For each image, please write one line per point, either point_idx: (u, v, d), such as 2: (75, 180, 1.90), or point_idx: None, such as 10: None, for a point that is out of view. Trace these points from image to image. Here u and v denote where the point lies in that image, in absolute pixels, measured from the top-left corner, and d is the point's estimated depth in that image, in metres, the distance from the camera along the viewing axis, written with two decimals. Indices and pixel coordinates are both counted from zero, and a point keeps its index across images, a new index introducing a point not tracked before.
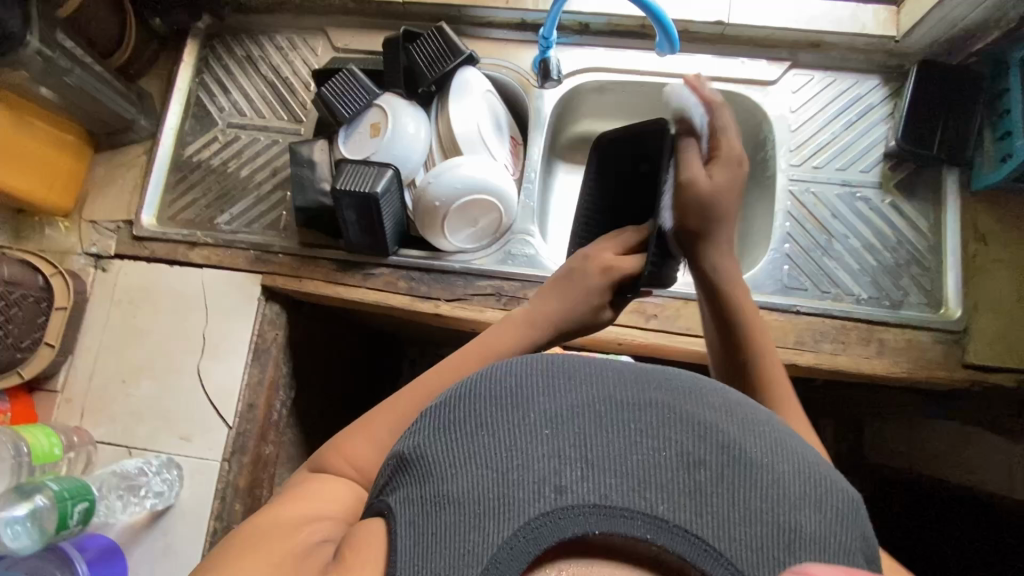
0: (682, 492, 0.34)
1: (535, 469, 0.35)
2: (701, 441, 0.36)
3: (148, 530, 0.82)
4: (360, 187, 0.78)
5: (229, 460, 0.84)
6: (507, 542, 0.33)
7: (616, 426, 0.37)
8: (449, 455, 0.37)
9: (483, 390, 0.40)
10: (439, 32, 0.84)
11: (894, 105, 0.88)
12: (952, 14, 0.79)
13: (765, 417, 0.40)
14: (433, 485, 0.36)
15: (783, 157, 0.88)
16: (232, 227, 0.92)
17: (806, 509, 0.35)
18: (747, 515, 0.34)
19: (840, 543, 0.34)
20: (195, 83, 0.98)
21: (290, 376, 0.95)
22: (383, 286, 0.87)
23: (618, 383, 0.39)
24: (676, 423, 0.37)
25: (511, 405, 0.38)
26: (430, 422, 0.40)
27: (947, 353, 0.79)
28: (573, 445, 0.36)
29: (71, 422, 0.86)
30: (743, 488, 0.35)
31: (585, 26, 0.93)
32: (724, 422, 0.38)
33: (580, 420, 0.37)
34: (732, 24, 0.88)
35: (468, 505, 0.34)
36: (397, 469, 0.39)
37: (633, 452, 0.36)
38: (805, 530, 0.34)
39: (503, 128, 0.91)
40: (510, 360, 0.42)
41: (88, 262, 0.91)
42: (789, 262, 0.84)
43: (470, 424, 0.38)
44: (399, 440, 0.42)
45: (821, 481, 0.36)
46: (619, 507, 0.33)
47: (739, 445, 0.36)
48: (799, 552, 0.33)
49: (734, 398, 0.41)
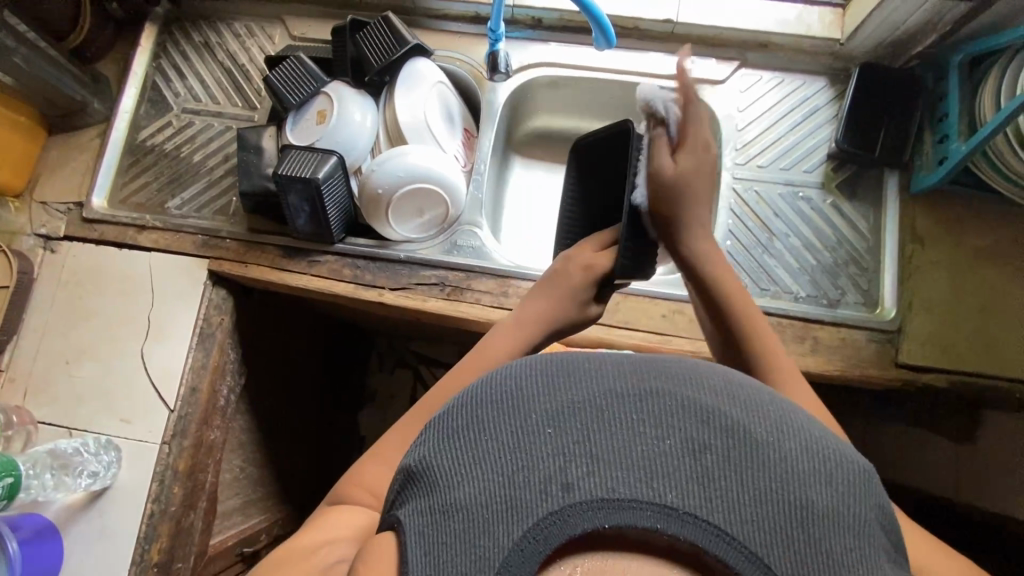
0: (690, 479, 0.31)
1: (537, 469, 0.31)
2: (706, 426, 0.32)
3: (84, 511, 0.82)
4: (302, 173, 0.78)
5: (168, 443, 0.84)
6: (515, 546, 0.29)
7: (618, 417, 0.32)
8: (455, 462, 0.33)
9: (482, 396, 0.35)
10: (385, 22, 0.84)
11: (838, 107, 0.89)
12: (891, 18, 0.80)
13: (771, 394, 0.35)
14: (442, 492, 0.32)
15: (728, 155, 0.89)
16: (182, 211, 0.92)
17: (818, 485, 0.31)
18: (756, 494, 0.30)
19: (856, 516, 0.31)
20: (151, 68, 0.99)
21: (238, 362, 0.95)
22: (328, 273, 0.87)
23: (620, 376, 0.34)
24: (681, 411, 0.33)
25: (506, 406, 0.34)
26: (436, 431, 0.35)
27: (880, 352, 0.79)
28: (574, 440, 0.32)
29: (13, 401, 0.86)
30: (751, 469, 0.31)
31: (538, 21, 0.93)
32: (730, 406, 0.33)
33: (577, 412, 0.33)
34: (680, 23, 0.89)
35: (476, 511, 0.30)
36: (405, 483, 0.35)
37: (638, 444, 0.32)
38: (817, 506, 0.30)
39: (455, 120, 0.92)
40: (512, 363, 0.37)
41: (37, 243, 0.91)
42: (729, 259, 0.85)
43: (470, 430, 0.34)
44: (407, 453, 0.37)
45: (830, 455, 0.32)
46: (625, 499, 0.30)
47: (745, 425, 0.32)
48: (813, 529, 0.30)
49: (738, 379, 0.36)
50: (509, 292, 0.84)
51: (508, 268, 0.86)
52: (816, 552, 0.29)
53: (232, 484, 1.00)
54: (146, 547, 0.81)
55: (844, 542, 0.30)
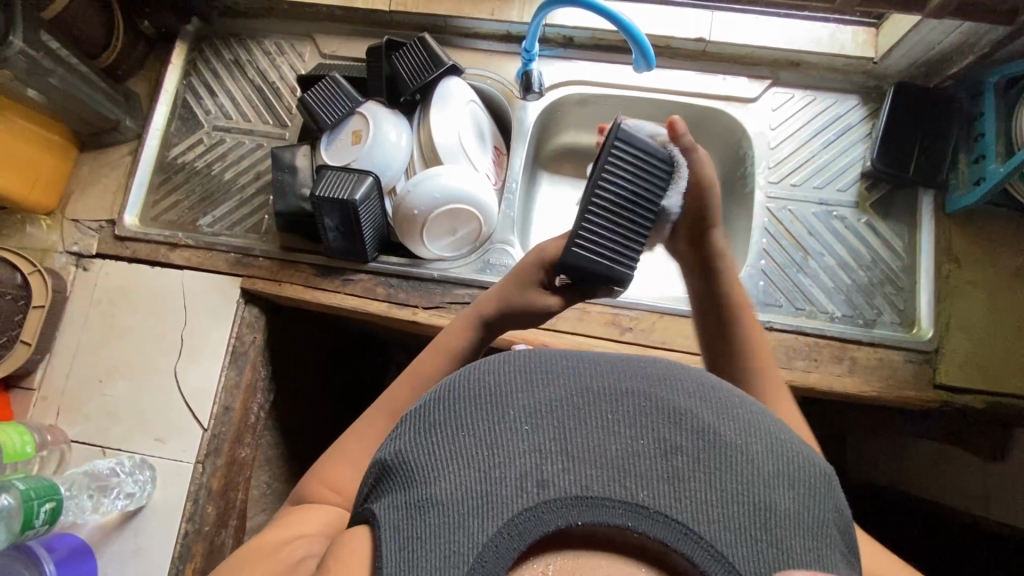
0: (662, 480, 0.36)
1: (517, 465, 0.36)
2: (677, 428, 0.38)
3: (119, 531, 0.81)
4: (340, 194, 0.79)
5: (202, 463, 0.84)
6: (493, 540, 0.34)
7: (594, 420, 0.39)
8: (432, 458, 0.38)
9: (462, 389, 0.41)
10: (422, 43, 0.85)
11: (872, 125, 0.89)
12: (928, 38, 0.80)
13: (739, 399, 0.42)
14: (418, 489, 0.37)
15: (762, 174, 0.89)
16: (214, 229, 0.92)
17: (780, 488, 0.37)
18: (724, 496, 0.36)
19: (811, 516, 0.37)
20: (182, 86, 0.99)
21: (268, 379, 0.95)
22: (362, 292, 0.87)
23: (595, 374, 0.41)
24: (650, 414, 0.39)
25: (491, 404, 0.39)
26: (411, 426, 0.41)
27: (918, 372, 0.79)
28: (552, 439, 0.37)
29: (45, 420, 0.86)
30: (718, 471, 0.37)
31: (569, 40, 0.94)
32: (695, 408, 0.40)
33: (558, 414, 0.39)
34: (713, 41, 0.89)
35: (454, 505, 0.35)
36: (380, 477, 0.40)
37: (611, 443, 0.38)
38: (779, 508, 0.36)
39: (486, 137, 0.92)
40: (487, 358, 0.44)
41: (70, 261, 0.91)
42: (765, 278, 0.85)
43: (451, 424, 0.39)
44: (380, 448, 0.43)
45: (792, 458, 0.39)
46: (599, 497, 0.35)
47: (713, 429, 0.39)
48: (773, 529, 0.35)
49: (707, 383, 0.43)
50: None
51: None
52: (774, 546, 0.35)
53: (259, 501, 1.00)
54: (180, 568, 0.81)
55: (801, 543, 0.36)
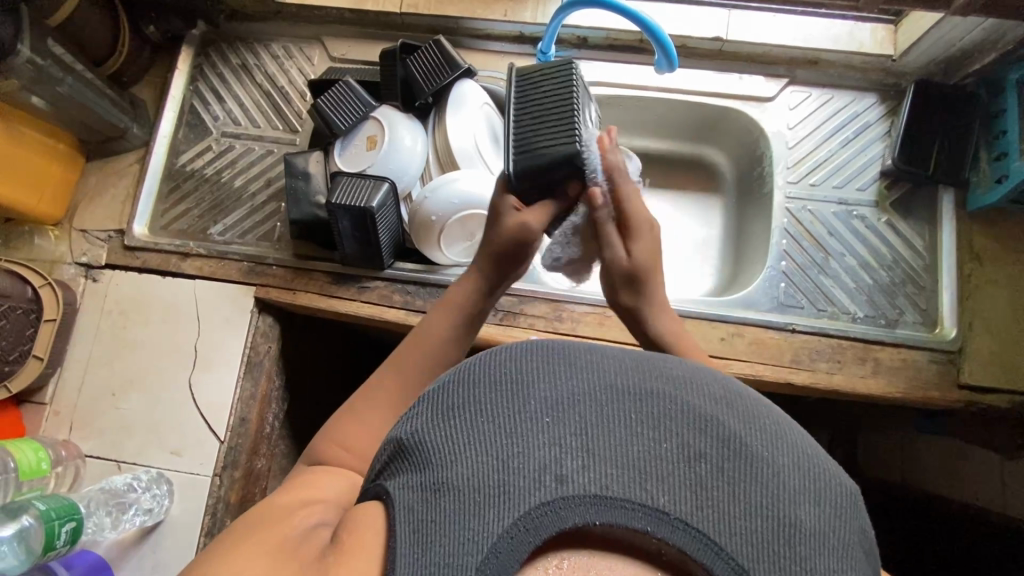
0: (684, 485, 0.35)
1: (536, 456, 0.36)
2: (702, 434, 0.37)
3: (137, 547, 0.80)
4: (356, 202, 0.78)
5: (219, 475, 0.82)
6: (507, 533, 0.33)
7: (617, 417, 0.37)
8: (449, 445, 0.37)
9: (483, 375, 0.40)
10: (437, 46, 0.84)
11: (891, 123, 0.88)
12: (949, 35, 0.79)
13: (768, 408, 0.41)
14: (433, 471, 0.36)
15: (780, 174, 0.88)
16: (225, 237, 0.91)
17: (806, 505, 0.35)
18: (748, 508, 0.35)
19: (839, 537, 0.35)
20: (189, 91, 0.98)
21: (282, 389, 0.94)
22: (378, 300, 0.86)
23: (621, 370, 0.40)
24: (675, 415, 0.38)
25: (511, 394, 0.38)
26: (428, 408, 0.40)
27: (942, 373, 0.79)
28: (573, 434, 0.37)
29: (59, 435, 0.84)
30: (743, 479, 0.36)
31: (583, 40, 0.92)
32: (723, 413, 0.38)
33: (580, 410, 0.37)
34: (729, 41, 0.88)
35: (468, 493, 0.35)
36: (393, 456, 0.40)
37: (633, 444, 0.36)
38: (804, 525, 0.35)
39: (500, 140, 0.90)
40: (509, 345, 0.42)
41: (79, 272, 0.90)
42: (786, 280, 0.84)
43: (469, 412, 0.38)
44: (395, 426, 0.42)
45: (820, 476, 0.37)
46: (618, 498, 0.34)
47: (740, 436, 0.37)
48: (797, 546, 0.34)
49: (736, 388, 0.41)
50: (563, 316, 0.83)
51: (560, 292, 0.85)
52: (798, 564, 0.34)
53: None
54: None
55: (828, 563, 0.34)
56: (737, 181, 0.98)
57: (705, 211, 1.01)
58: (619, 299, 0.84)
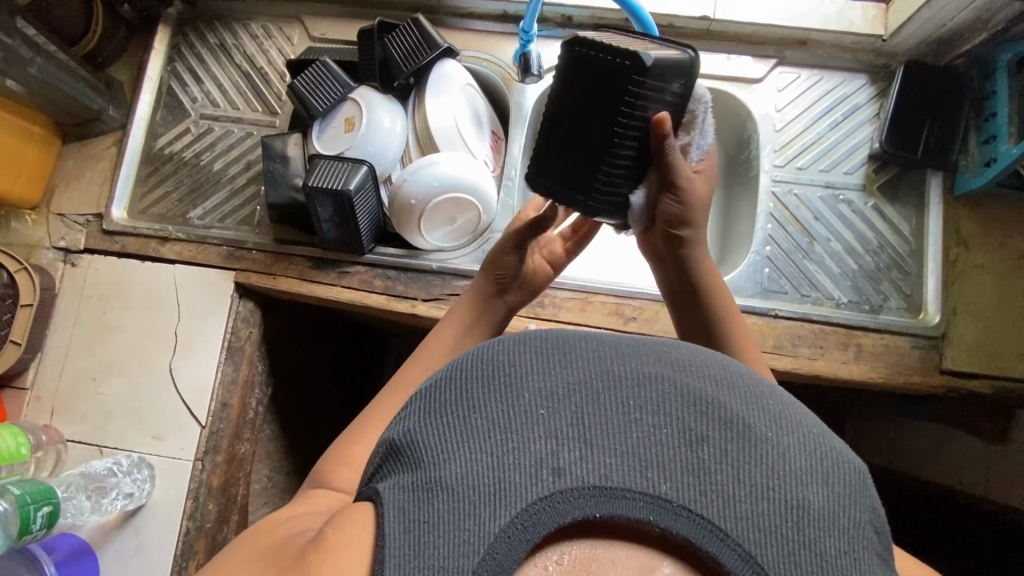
0: (685, 472, 0.35)
1: (532, 451, 0.35)
2: (702, 417, 0.37)
3: (120, 530, 0.80)
4: (333, 184, 0.76)
5: (201, 460, 0.82)
6: (504, 530, 0.33)
7: (615, 406, 0.37)
8: (442, 441, 0.36)
9: (474, 370, 0.39)
10: (415, 25, 0.82)
11: (880, 105, 0.87)
12: (939, 14, 0.77)
13: (770, 389, 0.40)
14: (426, 471, 0.36)
15: (767, 157, 0.87)
16: (205, 222, 0.90)
17: (814, 484, 0.35)
18: (753, 491, 0.34)
19: (848, 516, 0.35)
20: (167, 72, 0.96)
21: (265, 373, 0.93)
22: (359, 285, 0.85)
23: (616, 358, 0.39)
24: (674, 399, 0.37)
25: (505, 387, 0.38)
26: (421, 406, 0.39)
27: (924, 358, 0.78)
28: (570, 425, 0.36)
29: (39, 420, 0.84)
30: (747, 463, 0.35)
31: (568, 19, 0.90)
32: (724, 395, 0.38)
33: (575, 399, 0.37)
34: (717, 20, 0.86)
35: (463, 491, 0.34)
36: (387, 457, 0.39)
37: (633, 432, 0.36)
38: (812, 506, 0.34)
39: (483, 122, 0.89)
40: (501, 338, 0.41)
41: (57, 256, 0.89)
42: (770, 265, 0.83)
43: (462, 407, 0.38)
44: (388, 427, 0.41)
45: (827, 454, 0.37)
46: (618, 487, 0.34)
47: (742, 418, 0.37)
48: (805, 529, 0.34)
49: (735, 369, 0.41)
50: (545, 302, 0.83)
51: None
52: (805, 547, 0.33)
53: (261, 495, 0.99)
54: (183, 565, 0.80)
55: (837, 544, 0.34)
56: (724, 164, 0.97)
57: None
58: (601, 284, 0.83)
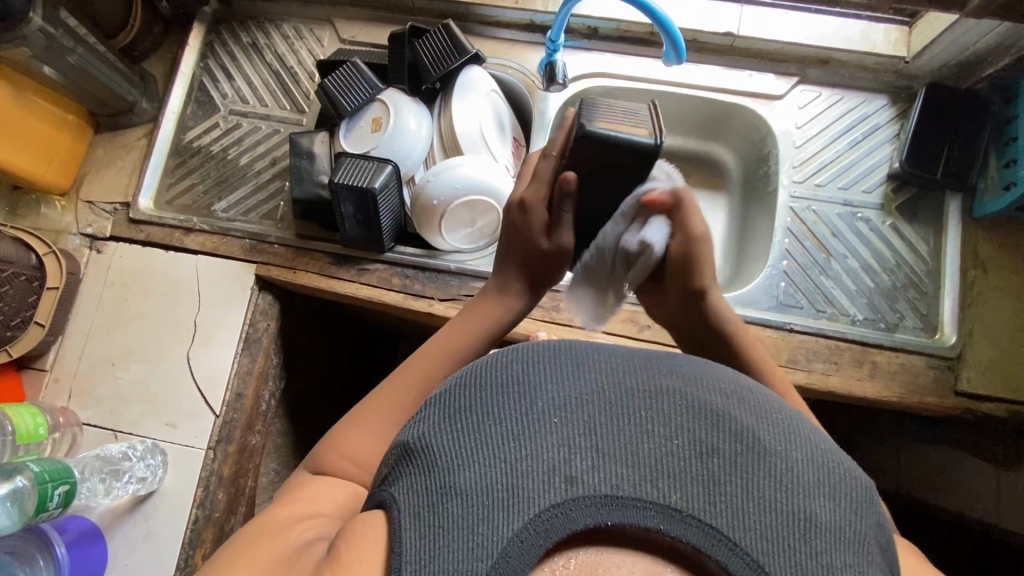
0: (696, 482, 0.35)
1: (545, 458, 0.35)
2: (713, 430, 0.37)
3: (131, 515, 0.81)
4: (359, 181, 0.78)
5: (214, 449, 0.83)
6: (517, 535, 0.33)
7: (626, 417, 0.37)
8: (455, 446, 0.37)
9: (490, 379, 0.40)
10: (445, 30, 0.85)
11: (900, 126, 0.88)
12: (962, 39, 0.78)
13: (778, 405, 0.40)
14: (439, 476, 0.36)
15: (786, 173, 0.88)
16: (229, 214, 0.91)
17: (821, 498, 0.35)
18: (762, 503, 0.34)
19: (853, 531, 0.35)
20: (200, 68, 0.99)
21: (279, 367, 0.94)
22: (377, 282, 0.86)
23: (628, 370, 0.40)
24: (683, 410, 0.38)
25: (518, 396, 0.38)
26: (434, 412, 0.40)
27: (938, 378, 0.78)
28: (582, 434, 0.36)
29: (57, 402, 0.85)
30: (756, 475, 0.35)
31: (593, 31, 0.92)
32: (733, 408, 0.38)
33: (589, 409, 0.37)
34: (741, 36, 0.88)
35: (475, 497, 0.34)
36: (398, 461, 0.39)
37: (644, 442, 0.36)
38: (819, 520, 0.34)
39: (505, 129, 0.91)
40: (514, 349, 0.42)
41: (83, 243, 0.91)
42: (786, 279, 0.84)
43: (476, 414, 0.38)
44: (401, 433, 0.41)
45: (834, 469, 0.37)
46: (629, 497, 0.34)
47: (752, 432, 0.37)
48: (812, 540, 0.33)
49: (744, 385, 0.41)
50: (561, 305, 0.83)
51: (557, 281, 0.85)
52: (812, 559, 0.33)
53: (267, 488, 1.00)
54: (190, 553, 0.80)
55: (843, 557, 0.33)
56: (742, 178, 0.98)
57: (708, 209, 1.01)
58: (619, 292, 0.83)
